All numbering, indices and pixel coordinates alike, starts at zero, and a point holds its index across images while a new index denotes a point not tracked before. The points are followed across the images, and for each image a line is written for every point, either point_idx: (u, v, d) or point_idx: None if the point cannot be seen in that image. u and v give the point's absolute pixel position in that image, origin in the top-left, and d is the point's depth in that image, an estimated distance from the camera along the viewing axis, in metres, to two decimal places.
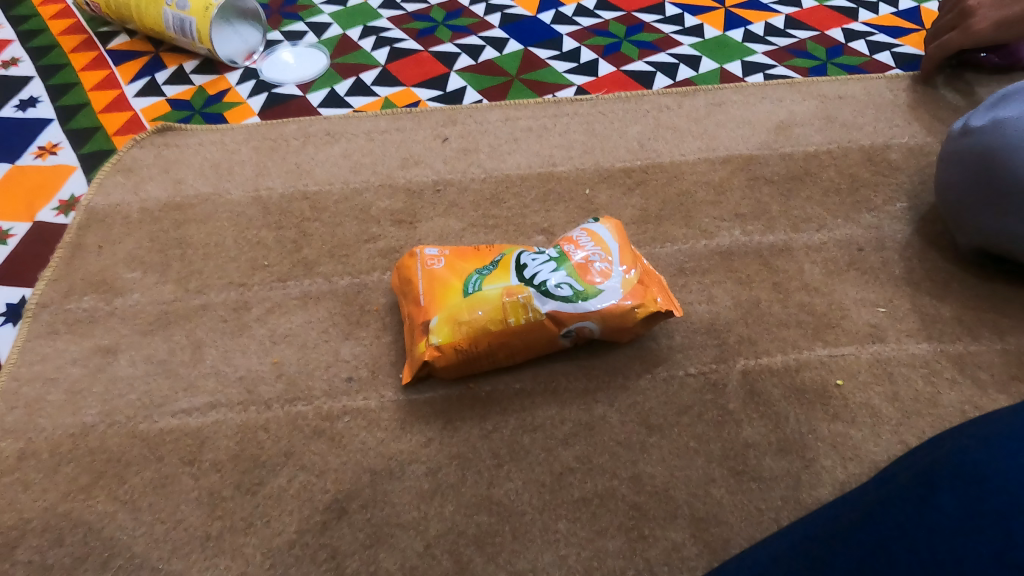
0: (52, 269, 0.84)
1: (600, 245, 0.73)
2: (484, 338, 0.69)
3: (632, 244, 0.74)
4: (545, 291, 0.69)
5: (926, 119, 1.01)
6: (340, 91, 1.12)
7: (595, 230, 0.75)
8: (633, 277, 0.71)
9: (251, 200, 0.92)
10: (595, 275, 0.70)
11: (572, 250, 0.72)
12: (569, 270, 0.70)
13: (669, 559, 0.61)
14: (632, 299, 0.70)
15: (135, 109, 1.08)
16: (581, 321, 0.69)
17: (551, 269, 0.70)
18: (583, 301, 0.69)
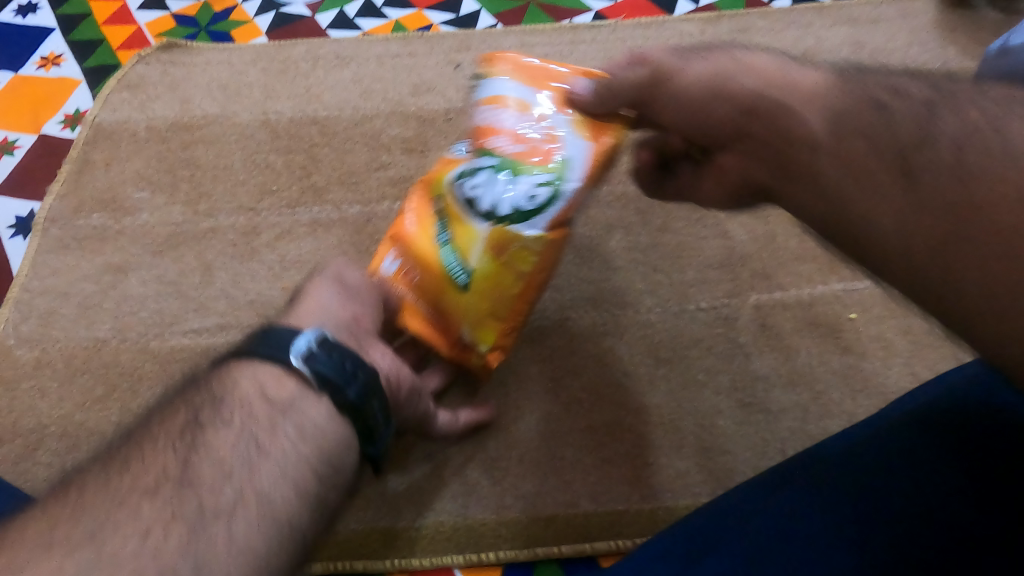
0: (60, 182, 0.85)
1: (517, 109, 0.60)
2: (500, 303, 0.61)
3: (540, 78, 0.62)
4: (527, 213, 0.57)
5: (963, 47, 0.96)
6: (349, 12, 1.07)
7: (507, 103, 0.60)
8: (581, 116, 0.60)
9: (259, 122, 0.90)
10: (549, 150, 0.58)
11: (506, 143, 0.59)
12: (522, 171, 0.58)
13: (674, 486, 0.63)
14: (602, 134, 0.59)
15: (138, 23, 1.05)
16: (577, 198, 0.59)
17: (508, 185, 0.57)
18: (568, 185, 0.58)
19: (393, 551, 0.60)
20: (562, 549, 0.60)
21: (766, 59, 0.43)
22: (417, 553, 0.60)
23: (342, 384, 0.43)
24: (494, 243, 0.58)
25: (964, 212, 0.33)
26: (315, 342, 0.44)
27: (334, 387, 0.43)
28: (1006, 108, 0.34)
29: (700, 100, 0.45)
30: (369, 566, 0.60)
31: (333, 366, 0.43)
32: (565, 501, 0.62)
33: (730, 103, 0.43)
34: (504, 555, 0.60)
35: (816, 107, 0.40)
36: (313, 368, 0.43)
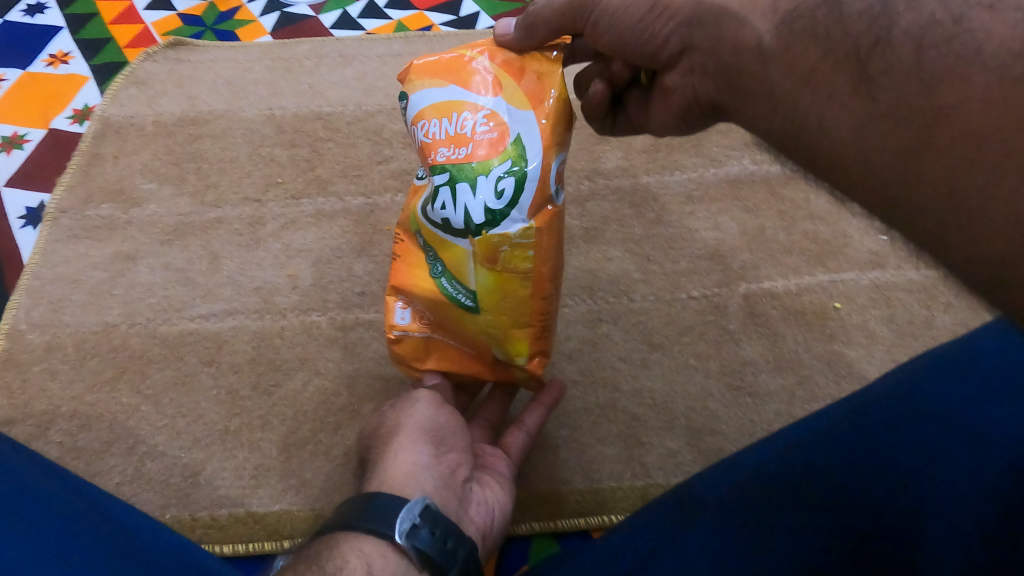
0: (69, 174, 0.87)
1: (444, 114, 0.52)
2: (516, 311, 0.56)
3: (450, 66, 0.53)
4: (497, 211, 0.52)
5: None
6: (352, 13, 1.10)
7: (433, 101, 0.53)
8: (515, 91, 0.53)
9: (265, 118, 0.93)
10: (492, 131, 0.52)
11: (451, 151, 0.51)
12: (474, 174, 0.51)
13: (665, 465, 0.65)
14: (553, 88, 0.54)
15: (145, 22, 1.07)
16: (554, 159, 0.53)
17: (469, 194, 0.51)
18: (530, 159, 0.52)
19: None
20: (557, 524, 0.62)
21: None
22: None
23: (443, 564, 0.48)
24: (481, 259, 0.53)
25: (968, 144, 0.31)
26: (418, 517, 0.49)
27: (437, 565, 0.48)
28: (992, 11, 0.31)
29: (640, 13, 0.49)
30: None
31: (435, 543, 0.48)
32: (560, 478, 0.64)
33: (664, 16, 0.48)
34: None
35: (760, 11, 0.41)
36: (415, 545, 0.48)
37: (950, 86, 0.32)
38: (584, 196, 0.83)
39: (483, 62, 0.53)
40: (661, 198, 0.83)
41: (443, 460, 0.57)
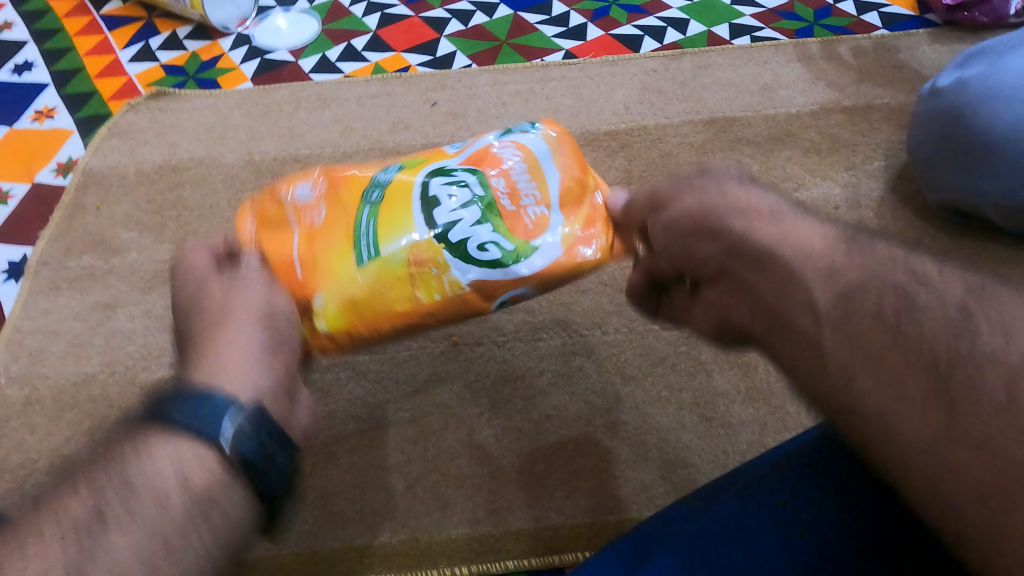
0: (51, 226, 0.88)
1: (529, 173, 0.61)
2: (382, 305, 0.56)
3: (573, 165, 0.63)
4: (467, 254, 0.57)
5: (910, 80, 1.02)
6: (331, 56, 1.13)
7: (529, 156, 0.62)
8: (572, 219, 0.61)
9: (244, 163, 0.95)
10: (526, 224, 0.59)
11: (498, 191, 0.59)
12: (496, 222, 0.58)
13: (638, 499, 0.65)
14: (576, 219, 0.61)
15: (129, 74, 1.10)
16: (514, 289, 0.59)
17: (470, 219, 0.57)
18: (513, 266, 0.58)
19: (368, 567, 0.62)
20: (532, 562, 0.62)
21: (762, 207, 0.47)
22: (392, 568, 0.62)
23: (264, 476, 0.39)
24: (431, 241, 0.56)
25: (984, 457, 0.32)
26: (241, 419, 0.39)
27: (257, 474, 0.39)
28: None
29: (684, 231, 0.50)
30: None
31: (259, 453, 0.39)
32: (534, 515, 0.64)
33: (709, 240, 0.48)
34: (475, 568, 0.61)
35: (821, 265, 0.41)
36: (237, 455, 0.38)
37: (972, 413, 0.33)
38: None
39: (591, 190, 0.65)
40: None
41: (278, 349, 0.47)
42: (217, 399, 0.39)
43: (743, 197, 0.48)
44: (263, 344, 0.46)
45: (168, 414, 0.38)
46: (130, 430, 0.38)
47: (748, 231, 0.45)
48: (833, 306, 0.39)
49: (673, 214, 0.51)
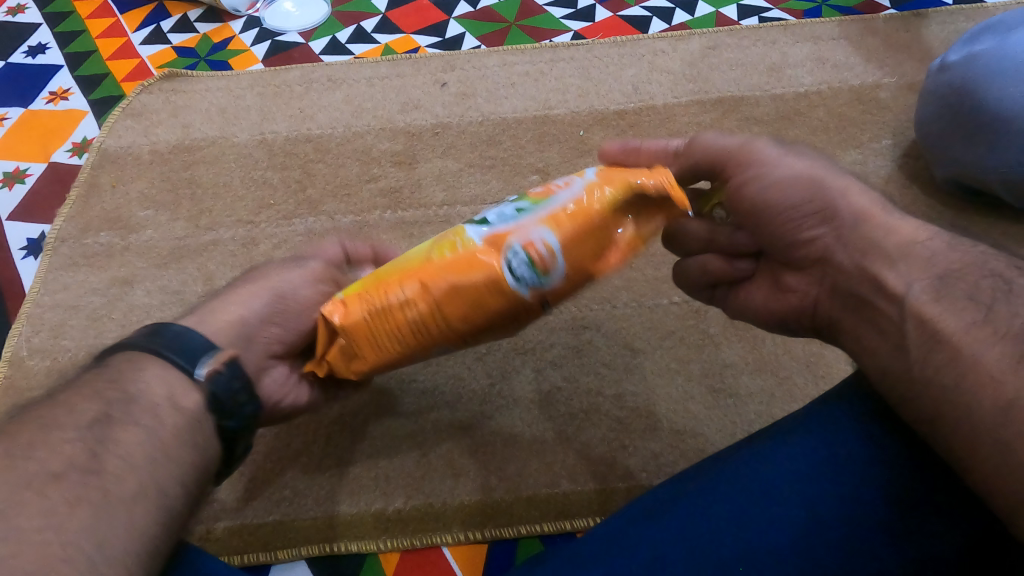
0: (68, 205, 0.90)
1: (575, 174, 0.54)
2: (395, 278, 0.49)
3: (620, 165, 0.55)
4: (482, 221, 0.49)
5: (918, 58, 1.02)
6: (341, 38, 1.14)
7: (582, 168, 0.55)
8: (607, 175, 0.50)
9: (257, 142, 0.96)
10: (553, 188, 0.50)
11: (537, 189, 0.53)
12: (521, 199, 0.51)
13: (647, 467, 0.67)
14: (609, 183, 0.49)
15: (141, 56, 1.11)
16: (530, 234, 0.47)
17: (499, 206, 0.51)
18: (527, 214, 0.48)
19: (384, 531, 0.64)
20: (544, 527, 0.63)
21: (863, 192, 0.49)
22: (407, 534, 0.63)
23: (228, 411, 0.47)
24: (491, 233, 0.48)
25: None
26: (220, 361, 0.47)
27: (220, 408, 0.46)
28: None
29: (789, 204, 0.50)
30: (363, 546, 0.63)
31: (225, 388, 0.47)
32: (546, 482, 0.66)
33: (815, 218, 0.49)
34: (488, 533, 0.63)
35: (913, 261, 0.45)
36: (211, 388, 0.46)
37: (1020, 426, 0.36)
38: None
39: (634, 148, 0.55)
40: None
41: (268, 325, 0.56)
42: (205, 341, 0.48)
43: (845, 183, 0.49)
44: (254, 316, 0.55)
45: (163, 351, 0.46)
46: (127, 360, 0.45)
47: (858, 217, 0.48)
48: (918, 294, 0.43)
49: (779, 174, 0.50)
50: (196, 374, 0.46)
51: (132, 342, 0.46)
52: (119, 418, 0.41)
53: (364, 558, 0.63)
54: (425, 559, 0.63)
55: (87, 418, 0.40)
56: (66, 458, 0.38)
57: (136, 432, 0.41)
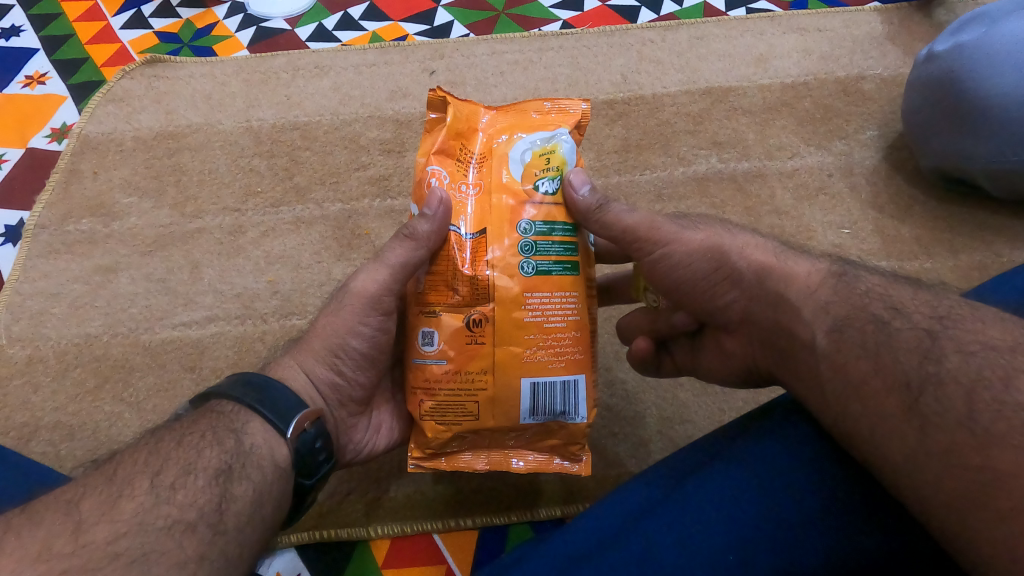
0: (49, 191, 0.88)
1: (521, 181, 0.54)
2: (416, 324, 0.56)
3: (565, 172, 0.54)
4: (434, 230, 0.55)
5: (903, 51, 1.03)
6: (328, 26, 1.12)
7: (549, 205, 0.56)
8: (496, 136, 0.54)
9: (243, 130, 0.95)
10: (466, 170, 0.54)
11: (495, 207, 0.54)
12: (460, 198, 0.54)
13: (636, 453, 0.67)
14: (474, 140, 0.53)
15: (122, 41, 1.09)
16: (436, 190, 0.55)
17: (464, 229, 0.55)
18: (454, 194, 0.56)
19: (376, 518, 0.64)
20: (535, 513, 0.63)
21: (763, 248, 0.53)
22: (399, 520, 0.63)
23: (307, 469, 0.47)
24: (507, 281, 0.50)
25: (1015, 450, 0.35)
26: (310, 420, 0.48)
27: (301, 469, 0.47)
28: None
29: (702, 272, 0.54)
30: (353, 532, 0.63)
31: (310, 449, 0.47)
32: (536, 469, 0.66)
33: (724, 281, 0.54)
34: (478, 520, 0.63)
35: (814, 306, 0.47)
36: (296, 445, 0.46)
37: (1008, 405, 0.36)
38: None
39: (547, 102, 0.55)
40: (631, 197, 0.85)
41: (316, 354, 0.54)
42: (295, 398, 0.48)
43: (742, 241, 0.54)
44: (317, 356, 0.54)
45: (256, 407, 0.46)
46: (229, 415, 0.46)
47: (759, 273, 0.52)
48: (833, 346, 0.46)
49: (680, 253, 0.55)
50: (286, 434, 0.46)
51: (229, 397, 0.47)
52: (238, 471, 0.43)
53: (354, 544, 0.62)
54: (414, 546, 0.62)
55: (210, 470, 0.42)
56: (197, 512, 0.39)
57: (249, 487, 0.43)
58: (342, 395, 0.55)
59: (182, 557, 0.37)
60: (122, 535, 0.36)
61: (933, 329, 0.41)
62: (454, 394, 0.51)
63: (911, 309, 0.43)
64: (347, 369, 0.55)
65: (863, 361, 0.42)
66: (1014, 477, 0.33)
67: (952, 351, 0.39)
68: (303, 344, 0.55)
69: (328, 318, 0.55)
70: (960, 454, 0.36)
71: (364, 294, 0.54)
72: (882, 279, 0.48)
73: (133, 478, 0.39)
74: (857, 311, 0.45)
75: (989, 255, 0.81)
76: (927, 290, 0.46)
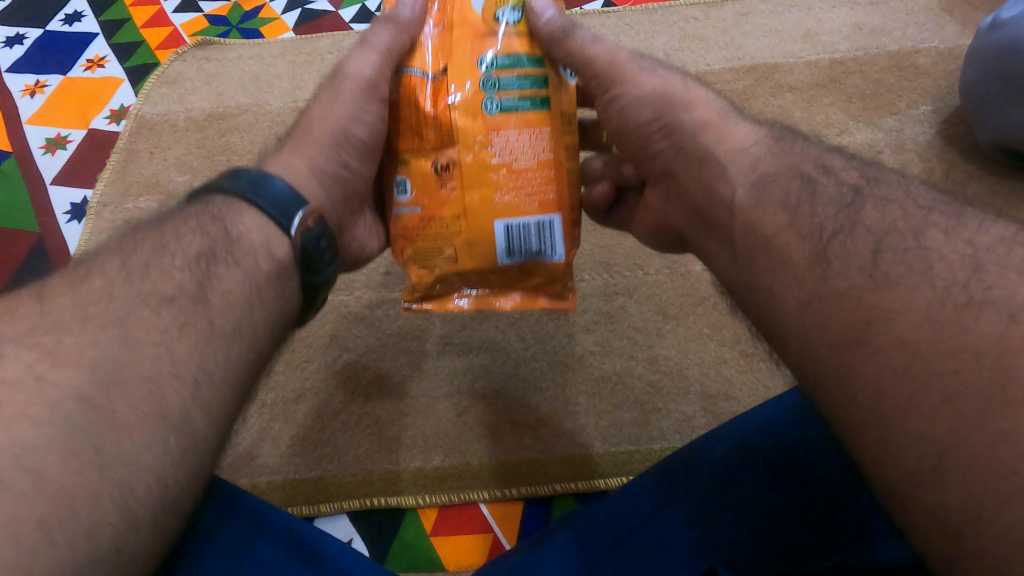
0: (109, 170, 0.91)
1: None
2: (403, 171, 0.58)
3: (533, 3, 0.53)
4: None
5: (959, 25, 1.00)
6: (371, 6, 1.13)
7: None
8: None
9: (290, 110, 0.96)
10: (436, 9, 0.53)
11: None
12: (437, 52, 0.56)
13: (680, 429, 0.67)
14: None
15: (174, 25, 1.12)
16: None
17: None
18: None
19: (423, 488, 0.65)
20: (578, 485, 0.65)
21: (709, 105, 0.50)
22: (445, 490, 0.65)
23: (314, 268, 0.47)
24: (473, 117, 0.50)
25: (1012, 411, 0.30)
26: (312, 218, 0.47)
27: (309, 268, 0.47)
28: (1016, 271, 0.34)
29: (642, 118, 0.52)
30: (401, 501, 0.64)
31: (316, 247, 0.47)
32: (580, 443, 0.67)
33: (660, 130, 0.51)
34: (523, 491, 0.65)
35: (741, 163, 0.46)
36: (302, 243, 0.46)
37: None
38: None
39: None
40: None
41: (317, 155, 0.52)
42: (295, 193, 0.47)
43: (695, 94, 0.51)
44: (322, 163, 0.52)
45: (251, 198, 0.45)
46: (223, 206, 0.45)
47: (699, 127, 0.49)
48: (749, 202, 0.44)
49: (630, 96, 0.53)
50: (289, 231, 0.46)
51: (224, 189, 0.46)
52: (224, 256, 0.42)
53: (403, 512, 0.64)
54: (461, 516, 0.64)
55: (191, 252, 0.42)
56: (176, 287, 0.39)
57: (238, 271, 0.42)
58: (347, 187, 0.53)
59: (162, 324, 0.37)
60: (92, 304, 0.37)
61: (859, 186, 0.42)
62: (432, 237, 0.52)
63: (839, 169, 0.43)
64: (352, 158, 0.53)
65: (780, 214, 0.42)
66: (901, 314, 0.34)
67: (869, 203, 0.40)
68: (300, 137, 0.53)
69: (325, 108, 0.54)
70: (859, 298, 0.35)
71: (358, 77, 0.52)
72: (819, 147, 0.46)
73: (108, 257, 0.40)
74: (784, 168, 0.44)
75: None
76: (857, 159, 0.45)
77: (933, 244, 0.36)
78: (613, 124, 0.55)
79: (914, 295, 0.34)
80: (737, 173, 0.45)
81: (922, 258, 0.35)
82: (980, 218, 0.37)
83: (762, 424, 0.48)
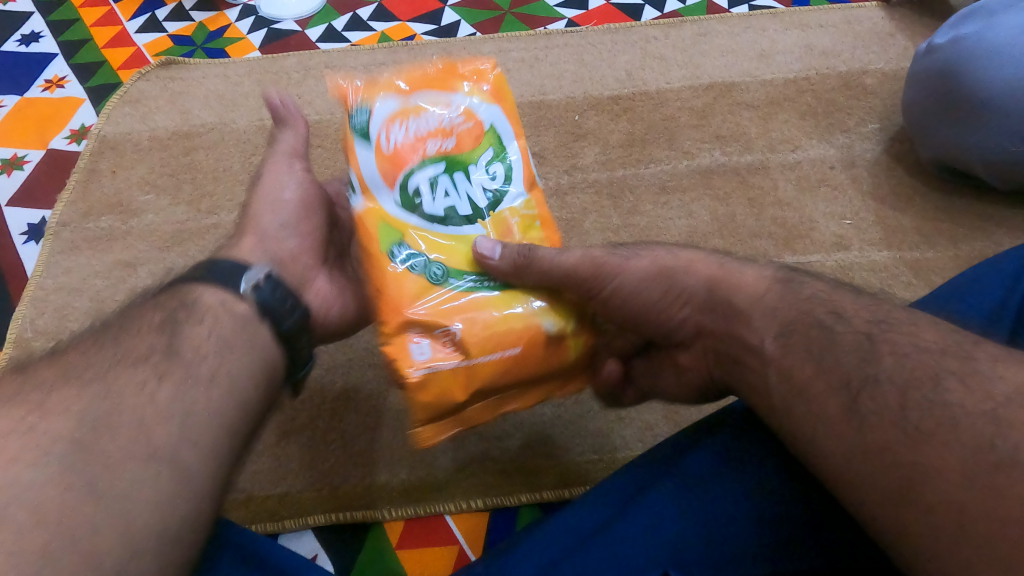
0: (68, 190, 0.91)
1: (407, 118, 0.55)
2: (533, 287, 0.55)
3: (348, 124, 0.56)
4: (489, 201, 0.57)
5: (904, 46, 1.04)
6: (338, 26, 1.15)
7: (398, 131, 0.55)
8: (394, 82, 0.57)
9: (256, 128, 0.97)
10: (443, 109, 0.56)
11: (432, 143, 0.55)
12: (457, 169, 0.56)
13: (643, 437, 0.69)
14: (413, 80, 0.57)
15: (137, 44, 1.12)
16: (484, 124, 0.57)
17: (465, 183, 0.56)
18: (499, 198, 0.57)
19: (390, 501, 0.65)
20: (544, 495, 0.65)
21: (705, 261, 0.52)
22: (413, 502, 0.65)
23: (278, 314, 0.50)
24: None
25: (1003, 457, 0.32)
26: (261, 277, 0.51)
27: (273, 316, 0.50)
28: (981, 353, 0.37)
29: (655, 296, 0.53)
30: (368, 515, 0.64)
31: (273, 297, 0.50)
32: (546, 452, 0.68)
33: (677, 300, 0.52)
34: (489, 502, 0.65)
35: (763, 312, 0.46)
36: (254, 297, 0.50)
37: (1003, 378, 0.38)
38: (564, 189, 0.88)
39: (396, 81, 0.57)
40: (637, 189, 0.88)
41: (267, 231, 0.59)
42: (240, 267, 0.52)
43: (686, 256, 0.53)
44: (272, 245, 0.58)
45: (205, 275, 0.50)
46: (180, 286, 0.49)
47: (708, 285, 0.50)
48: (776, 348, 0.44)
49: (632, 280, 0.53)
50: (240, 290, 0.50)
51: (186, 275, 0.50)
52: (184, 318, 0.46)
53: (369, 526, 0.64)
54: (430, 526, 0.64)
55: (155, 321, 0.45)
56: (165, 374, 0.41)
57: (202, 327, 0.46)
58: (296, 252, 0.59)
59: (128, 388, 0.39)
60: None
61: (871, 331, 0.41)
62: None
63: (852, 313, 0.43)
64: (283, 236, 0.60)
65: (804, 362, 0.42)
66: (939, 471, 0.34)
67: (887, 353, 0.39)
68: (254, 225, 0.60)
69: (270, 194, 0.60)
70: (895, 451, 0.35)
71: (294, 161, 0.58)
72: (828, 284, 0.47)
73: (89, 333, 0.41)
74: (801, 316, 0.44)
75: (989, 245, 0.82)
76: (868, 296, 0.45)
77: (956, 398, 0.35)
78: (617, 313, 0.55)
79: (948, 451, 0.34)
80: (764, 323, 0.46)
81: (948, 415, 0.35)
82: (967, 352, 0.37)
83: (728, 431, 0.47)
